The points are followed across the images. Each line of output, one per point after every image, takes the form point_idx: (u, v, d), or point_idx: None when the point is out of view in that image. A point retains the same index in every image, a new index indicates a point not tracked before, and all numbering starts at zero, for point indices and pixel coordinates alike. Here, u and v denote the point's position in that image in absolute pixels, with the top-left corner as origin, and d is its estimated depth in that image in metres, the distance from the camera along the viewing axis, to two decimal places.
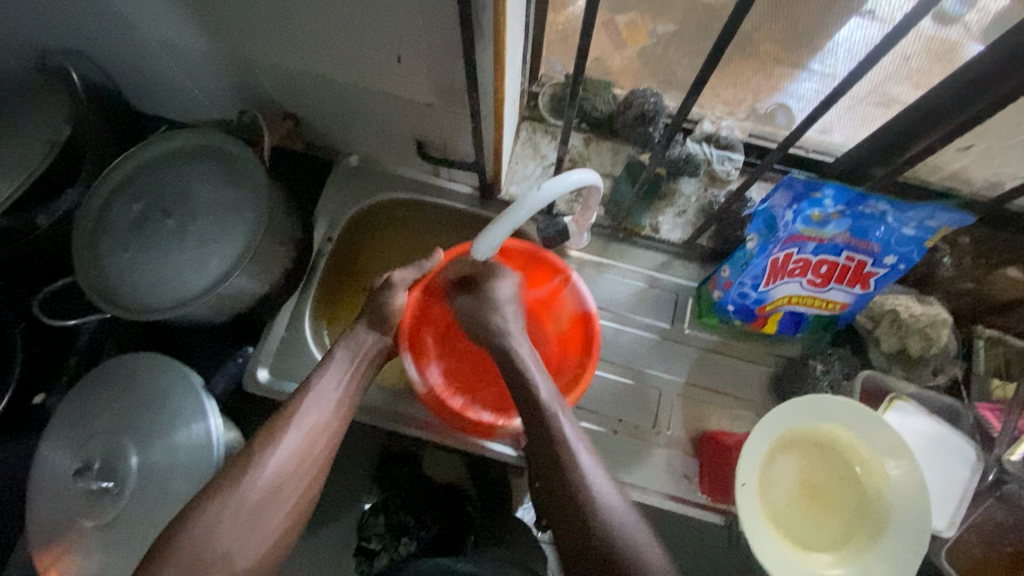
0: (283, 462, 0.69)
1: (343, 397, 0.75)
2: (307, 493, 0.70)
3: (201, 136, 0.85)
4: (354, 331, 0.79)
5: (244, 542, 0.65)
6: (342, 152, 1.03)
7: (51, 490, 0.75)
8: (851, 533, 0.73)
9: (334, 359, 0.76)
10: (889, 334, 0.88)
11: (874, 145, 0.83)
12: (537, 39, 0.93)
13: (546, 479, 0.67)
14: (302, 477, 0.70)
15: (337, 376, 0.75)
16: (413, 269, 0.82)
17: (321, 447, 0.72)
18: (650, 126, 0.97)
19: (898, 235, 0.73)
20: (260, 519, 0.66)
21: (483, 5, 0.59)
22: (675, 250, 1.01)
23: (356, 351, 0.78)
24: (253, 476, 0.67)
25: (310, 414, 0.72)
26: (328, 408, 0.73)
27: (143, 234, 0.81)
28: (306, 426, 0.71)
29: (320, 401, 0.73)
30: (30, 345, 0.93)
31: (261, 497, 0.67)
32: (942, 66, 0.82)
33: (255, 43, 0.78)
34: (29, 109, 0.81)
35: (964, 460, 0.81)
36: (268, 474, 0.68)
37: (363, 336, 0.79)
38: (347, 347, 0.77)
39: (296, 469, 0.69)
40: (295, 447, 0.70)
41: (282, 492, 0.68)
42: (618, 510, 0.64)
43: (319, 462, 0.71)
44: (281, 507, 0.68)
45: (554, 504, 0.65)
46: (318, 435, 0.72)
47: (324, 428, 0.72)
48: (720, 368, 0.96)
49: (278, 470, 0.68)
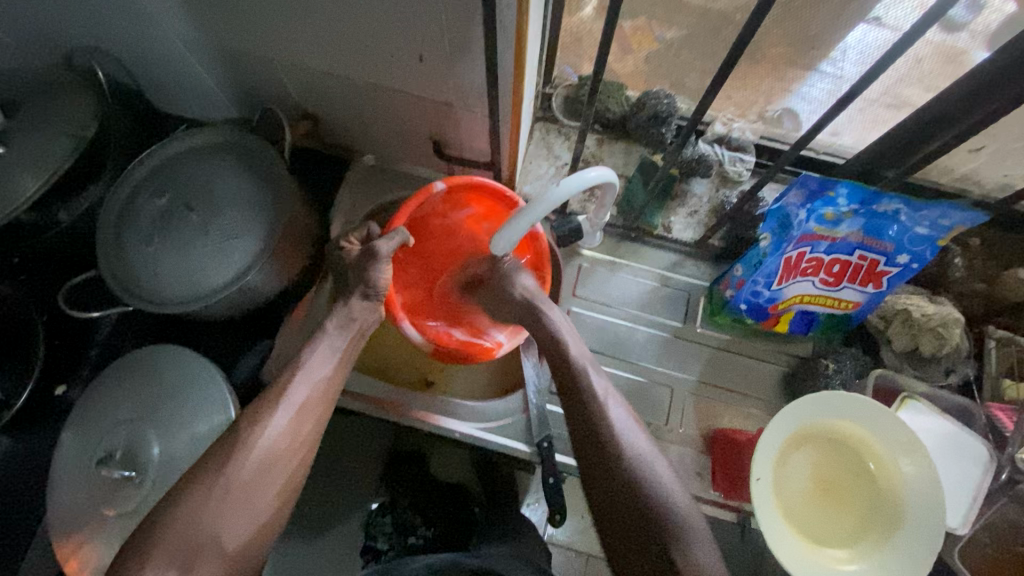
0: (275, 440, 0.68)
1: (333, 374, 0.75)
2: (296, 473, 0.69)
3: (224, 134, 0.87)
4: (347, 306, 0.78)
5: (233, 521, 0.64)
6: (359, 151, 1.05)
7: (73, 479, 0.76)
8: (865, 529, 0.73)
9: (324, 337, 0.76)
10: (901, 333, 0.89)
11: (887, 146, 0.83)
12: (552, 41, 0.95)
13: (589, 452, 0.69)
14: (292, 454, 0.69)
15: (325, 353, 0.75)
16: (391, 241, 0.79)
17: (310, 423, 0.72)
18: (663, 127, 0.99)
19: (911, 233, 0.74)
20: (253, 496, 0.66)
21: (506, 5, 0.60)
22: (687, 250, 1.02)
23: (349, 327, 0.78)
24: (248, 453, 0.67)
25: (299, 391, 0.72)
26: (318, 385, 0.73)
27: (165, 228, 0.82)
28: (294, 403, 0.71)
29: (310, 378, 0.73)
30: (52, 338, 0.95)
31: (251, 477, 0.66)
32: (953, 69, 0.85)
33: (279, 43, 0.79)
34: (55, 105, 0.82)
35: (978, 459, 0.81)
36: (261, 450, 0.67)
37: (356, 311, 0.78)
38: (338, 323, 0.77)
39: (289, 446, 0.69)
40: (284, 426, 0.69)
41: (272, 471, 0.67)
42: (669, 490, 0.66)
43: (308, 440, 0.71)
44: (276, 487, 0.67)
45: (587, 456, 0.69)
46: (307, 413, 0.72)
47: (315, 403, 0.73)
48: (731, 367, 0.96)
49: (270, 446, 0.68)
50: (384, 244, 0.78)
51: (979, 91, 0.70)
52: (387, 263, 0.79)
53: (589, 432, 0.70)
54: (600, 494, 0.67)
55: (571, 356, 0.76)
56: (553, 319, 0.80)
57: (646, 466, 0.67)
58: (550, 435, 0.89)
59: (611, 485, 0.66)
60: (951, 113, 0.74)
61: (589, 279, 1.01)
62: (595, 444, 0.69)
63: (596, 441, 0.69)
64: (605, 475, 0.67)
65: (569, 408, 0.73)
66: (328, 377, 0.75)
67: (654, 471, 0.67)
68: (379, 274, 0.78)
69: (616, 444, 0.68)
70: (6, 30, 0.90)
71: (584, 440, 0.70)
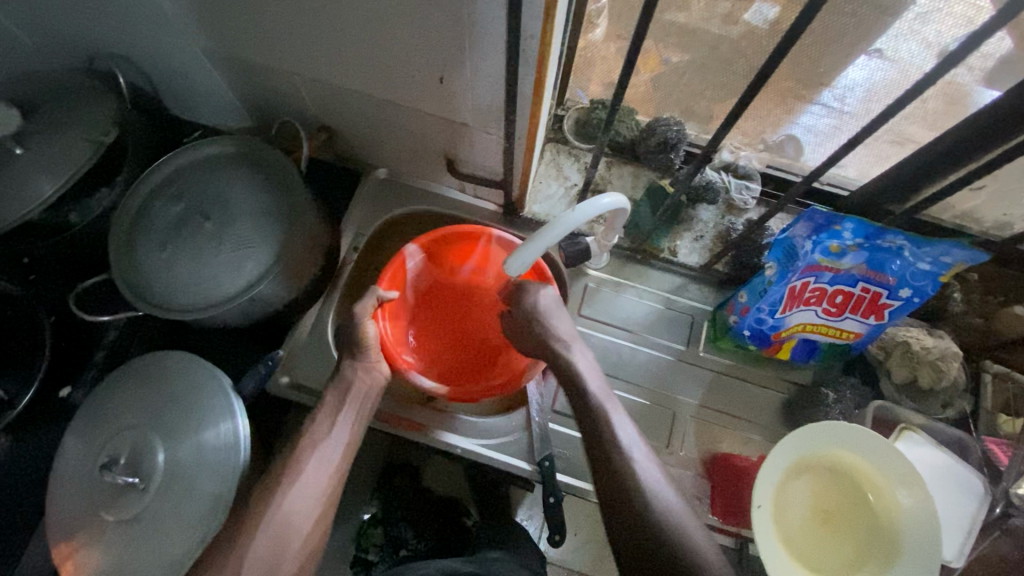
0: (287, 506, 0.73)
1: (338, 439, 0.78)
2: (315, 529, 0.74)
3: (241, 144, 0.88)
4: (341, 374, 0.80)
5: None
6: (372, 164, 1.07)
7: (75, 484, 0.76)
8: (862, 559, 0.74)
9: (324, 404, 0.79)
10: (901, 365, 0.90)
11: (890, 182, 0.86)
12: (566, 66, 0.97)
13: (608, 489, 0.69)
14: (305, 521, 0.73)
15: (332, 421, 0.78)
16: (371, 297, 0.82)
17: (322, 485, 0.75)
18: (670, 154, 1.00)
19: (913, 269, 0.76)
20: (277, 547, 0.71)
21: (530, 35, 0.63)
22: (691, 274, 1.03)
23: (346, 396, 0.79)
24: (267, 515, 0.72)
25: (306, 459, 0.75)
26: (323, 450, 0.76)
27: (181, 234, 0.83)
28: (303, 478, 0.75)
29: (317, 447, 0.76)
30: (57, 339, 0.95)
31: (271, 541, 0.71)
32: (957, 109, 0.87)
33: (301, 58, 0.81)
34: (75, 108, 0.83)
35: (973, 493, 0.82)
36: (273, 517, 0.72)
37: (350, 375, 0.80)
38: (336, 391, 0.79)
39: (298, 511, 0.73)
40: (294, 499, 0.73)
41: (284, 537, 0.71)
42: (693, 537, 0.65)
43: (321, 504, 0.75)
44: (294, 526, 0.72)
45: (606, 491, 0.69)
46: (313, 482, 0.75)
47: (326, 468, 0.76)
48: (732, 391, 0.97)
49: (282, 515, 0.72)
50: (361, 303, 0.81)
51: (982, 133, 0.73)
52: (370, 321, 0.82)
53: (617, 479, 0.69)
54: (630, 549, 0.65)
55: (595, 400, 0.75)
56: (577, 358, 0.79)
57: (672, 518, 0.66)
58: (551, 455, 0.89)
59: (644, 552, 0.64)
60: (955, 152, 0.77)
61: (593, 299, 1.02)
62: (618, 485, 0.68)
63: (620, 481, 0.68)
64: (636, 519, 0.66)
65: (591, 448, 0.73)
66: (339, 441, 0.78)
67: (681, 518, 0.66)
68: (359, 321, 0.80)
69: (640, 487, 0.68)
70: (27, 32, 0.91)
71: (603, 477, 0.70)
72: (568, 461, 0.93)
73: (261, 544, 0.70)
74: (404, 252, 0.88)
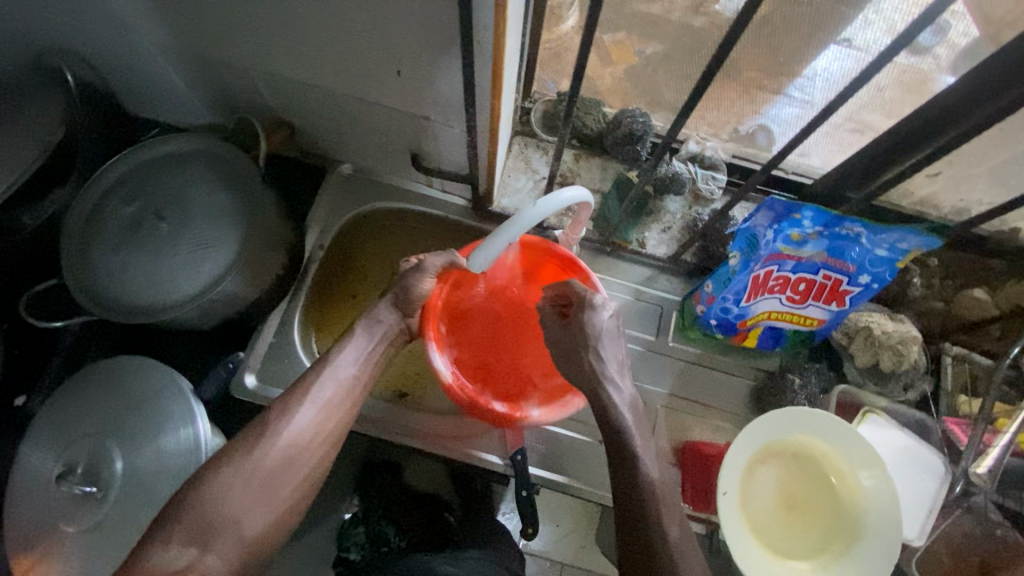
0: (298, 434, 0.69)
1: (358, 375, 0.75)
2: (320, 462, 0.71)
3: (197, 141, 0.86)
4: (374, 311, 0.79)
5: (255, 510, 0.65)
6: (336, 160, 1.04)
7: (30, 494, 0.74)
8: (826, 542, 0.75)
9: (351, 339, 0.76)
10: (863, 350, 0.91)
11: (851, 169, 0.88)
12: (530, 57, 0.96)
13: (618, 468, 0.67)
14: (312, 452, 0.70)
15: (355, 356, 0.76)
16: (444, 256, 0.79)
17: (335, 419, 0.72)
18: (637, 145, 1.00)
19: (872, 255, 0.77)
20: (281, 475, 0.68)
21: (484, 26, 0.62)
22: (660, 266, 1.04)
23: (375, 334, 0.78)
24: (278, 439, 0.68)
25: (325, 388, 0.72)
26: (343, 383, 0.74)
27: (136, 236, 0.81)
28: (321, 402, 0.72)
29: (337, 376, 0.73)
30: (11, 347, 0.92)
31: (275, 466, 0.67)
32: (915, 97, 0.85)
33: (255, 52, 0.79)
34: (19, 108, 0.79)
35: (934, 474, 0.84)
36: (285, 442, 0.68)
37: (382, 316, 0.79)
38: (368, 329, 0.78)
39: (310, 440, 0.70)
40: (307, 425, 0.70)
41: (295, 463, 0.68)
42: (670, 515, 0.64)
43: (333, 436, 0.72)
44: (303, 455, 0.69)
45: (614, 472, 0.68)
46: (331, 411, 0.72)
47: (342, 402, 0.73)
48: (702, 380, 0.98)
49: (297, 439, 0.69)
50: (434, 257, 0.78)
51: (935, 120, 0.75)
52: (430, 276, 0.79)
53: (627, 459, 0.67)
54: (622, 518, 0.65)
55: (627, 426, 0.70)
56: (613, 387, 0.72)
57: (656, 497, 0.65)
58: (523, 449, 0.88)
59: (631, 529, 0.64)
60: (911, 138, 0.79)
61: None
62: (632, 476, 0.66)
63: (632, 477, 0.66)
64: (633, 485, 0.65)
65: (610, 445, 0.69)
66: (358, 377, 0.75)
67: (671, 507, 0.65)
68: (414, 281, 0.78)
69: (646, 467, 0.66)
70: None
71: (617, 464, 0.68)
72: (542, 454, 0.93)
73: (268, 469, 0.67)
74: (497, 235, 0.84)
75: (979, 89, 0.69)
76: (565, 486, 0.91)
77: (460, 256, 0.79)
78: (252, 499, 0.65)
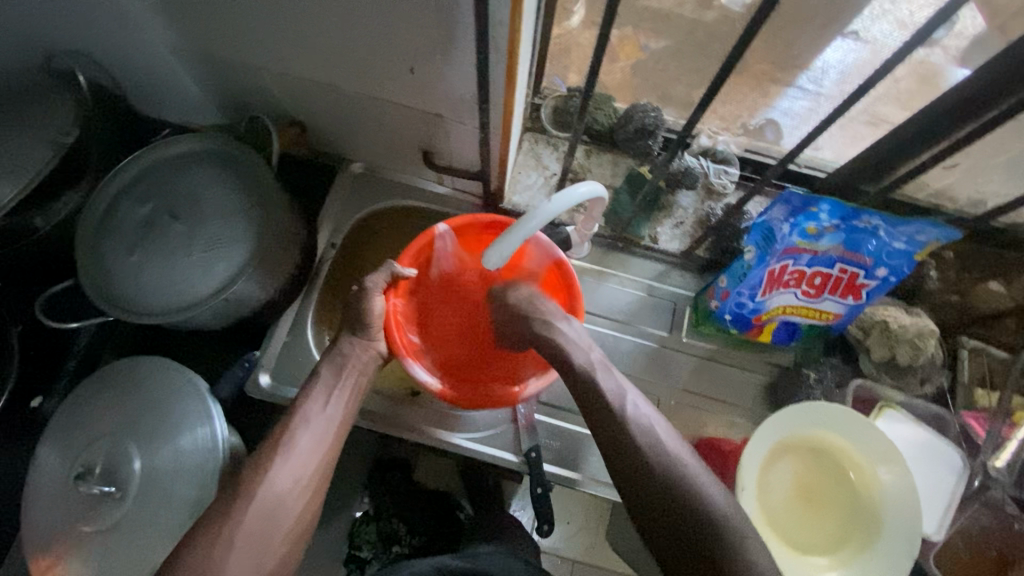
0: (278, 483, 0.66)
1: (334, 416, 0.73)
2: (306, 511, 0.67)
3: (208, 141, 0.85)
4: (339, 348, 0.76)
5: (244, 561, 0.61)
6: (346, 158, 1.04)
7: (47, 496, 0.74)
8: (846, 537, 0.74)
9: (319, 379, 0.74)
10: (880, 343, 0.90)
11: (866, 162, 0.87)
12: (542, 53, 0.95)
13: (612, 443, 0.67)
14: (296, 500, 0.66)
15: (329, 396, 0.74)
16: (384, 272, 0.78)
17: (315, 462, 0.69)
18: (649, 140, 0.99)
19: (889, 248, 0.76)
20: (268, 526, 0.64)
21: (499, 21, 0.61)
22: (673, 261, 1.03)
23: (342, 371, 0.75)
24: (258, 492, 0.65)
25: (300, 434, 0.69)
26: (317, 425, 0.71)
27: (150, 236, 0.81)
28: (296, 450, 0.69)
29: (311, 420, 0.71)
30: (25, 348, 0.93)
31: (257, 526, 0.63)
32: (929, 88, 0.89)
33: (267, 50, 0.79)
34: (33, 111, 0.80)
35: (952, 467, 0.84)
36: (266, 494, 0.65)
37: (347, 351, 0.77)
38: (331, 366, 0.75)
39: (292, 489, 0.66)
40: (286, 475, 0.67)
41: (278, 515, 0.64)
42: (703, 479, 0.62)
43: (315, 482, 0.69)
44: (286, 508, 0.65)
45: (611, 449, 0.67)
46: (308, 458, 0.69)
47: (320, 443, 0.70)
48: (716, 376, 0.98)
49: (276, 491, 0.65)
50: (371, 279, 0.77)
51: (954, 111, 0.74)
52: (379, 297, 0.77)
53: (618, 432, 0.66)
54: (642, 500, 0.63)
55: (608, 395, 0.69)
56: (563, 329, 0.76)
57: (670, 456, 0.64)
58: (537, 445, 0.89)
59: (658, 510, 0.62)
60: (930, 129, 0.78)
61: None
62: (631, 448, 0.65)
63: (630, 448, 0.65)
64: (636, 461, 0.64)
65: (597, 421, 0.68)
66: (333, 418, 0.73)
67: (701, 477, 0.63)
68: (372, 305, 0.76)
69: (632, 420, 0.66)
70: None
71: (612, 441, 0.67)
72: (556, 452, 0.93)
73: (250, 527, 0.63)
74: (434, 230, 0.82)
75: (1000, 80, 0.68)
76: (585, 484, 0.90)
77: (402, 268, 0.78)
78: (241, 553, 0.61)
